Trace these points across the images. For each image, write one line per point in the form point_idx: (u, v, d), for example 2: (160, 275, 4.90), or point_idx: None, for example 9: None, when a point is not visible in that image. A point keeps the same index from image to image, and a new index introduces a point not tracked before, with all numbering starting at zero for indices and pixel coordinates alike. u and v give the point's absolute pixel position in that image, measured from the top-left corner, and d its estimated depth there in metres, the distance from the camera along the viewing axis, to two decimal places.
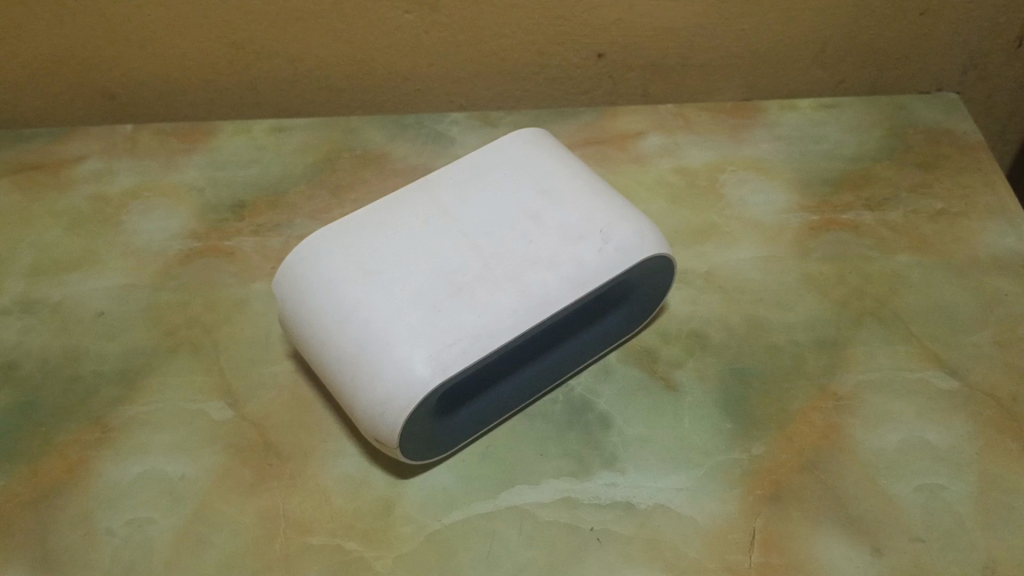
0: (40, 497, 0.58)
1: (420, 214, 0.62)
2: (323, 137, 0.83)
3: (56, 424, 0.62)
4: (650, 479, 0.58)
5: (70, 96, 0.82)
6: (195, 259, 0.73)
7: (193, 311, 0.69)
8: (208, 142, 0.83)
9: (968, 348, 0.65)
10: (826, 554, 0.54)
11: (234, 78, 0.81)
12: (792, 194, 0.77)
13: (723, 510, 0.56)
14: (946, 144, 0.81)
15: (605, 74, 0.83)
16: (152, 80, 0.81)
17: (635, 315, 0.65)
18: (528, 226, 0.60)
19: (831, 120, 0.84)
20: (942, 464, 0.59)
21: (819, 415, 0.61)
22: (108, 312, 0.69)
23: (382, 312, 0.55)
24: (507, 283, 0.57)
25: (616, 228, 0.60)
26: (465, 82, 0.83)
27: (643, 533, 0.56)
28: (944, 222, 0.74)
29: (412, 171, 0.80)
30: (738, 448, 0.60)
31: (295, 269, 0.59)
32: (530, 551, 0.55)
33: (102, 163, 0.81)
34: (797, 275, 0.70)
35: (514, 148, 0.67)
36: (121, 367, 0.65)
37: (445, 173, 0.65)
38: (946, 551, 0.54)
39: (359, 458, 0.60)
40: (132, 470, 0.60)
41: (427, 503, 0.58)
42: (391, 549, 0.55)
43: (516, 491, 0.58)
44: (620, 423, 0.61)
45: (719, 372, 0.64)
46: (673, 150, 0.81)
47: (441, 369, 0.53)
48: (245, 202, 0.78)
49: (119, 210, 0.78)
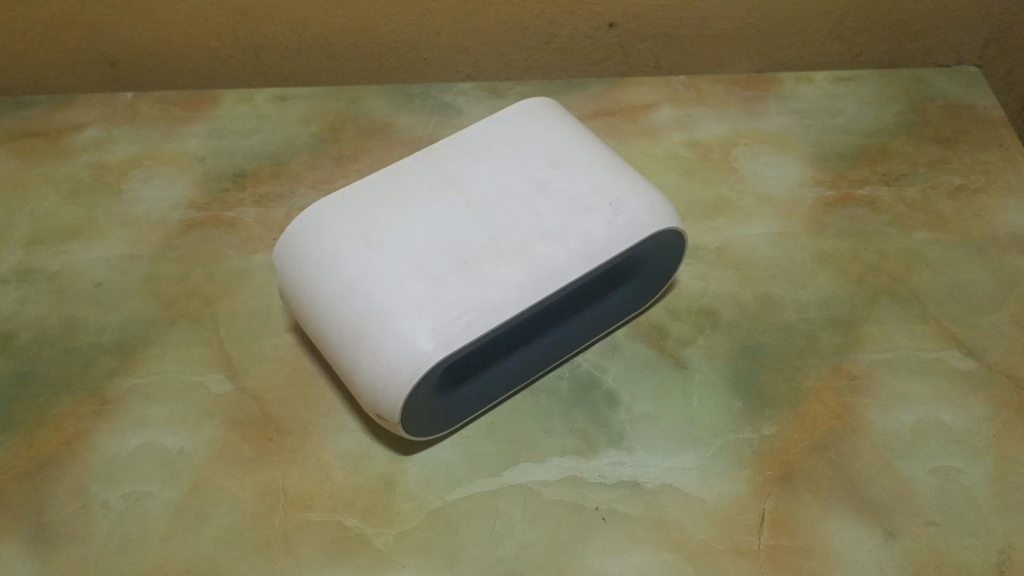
0: (37, 469, 0.57)
1: (425, 184, 0.60)
2: (327, 107, 0.82)
3: (53, 395, 0.61)
4: (657, 458, 0.57)
5: (69, 63, 0.80)
6: (196, 229, 0.72)
7: (194, 281, 0.68)
8: (210, 111, 0.82)
9: (985, 327, 0.63)
10: (837, 537, 0.53)
11: (237, 46, 0.79)
12: (807, 168, 0.75)
13: (733, 490, 0.55)
14: (966, 119, 0.79)
15: (616, 45, 0.81)
16: (153, 47, 0.79)
17: (645, 290, 0.63)
18: (536, 198, 0.59)
19: (848, 94, 0.82)
20: (959, 447, 0.57)
21: (833, 394, 0.60)
22: (107, 283, 0.68)
23: (385, 285, 0.54)
24: (514, 256, 0.55)
25: (627, 201, 0.59)
26: (472, 52, 0.81)
27: (649, 512, 0.54)
28: (964, 198, 0.72)
29: (418, 142, 0.79)
30: (748, 428, 0.58)
31: (296, 240, 0.58)
32: (533, 531, 0.54)
33: (102, 131, 0.80)
34: (812, 251, 0.69)
35: (521, 117, 0.65)
36: (119, 338, 0.64)
37: (450, 142, 0.63)
38: (960, 536, 0.53)
39: (361, 433, 0.59)
40: (130, 443, 0.59)
41: (429, 479, 0.56)
42: (392, 527, 0.54)
43: (520, 468, 0.57)
44: (628, 400, 0.60)
45: (730, 349, 0.63)
46: (686, 123, 0.79)
47: (445, 344, 0.52)
48: (246, 172, 0.76)
49: (120, 178, 0.76)
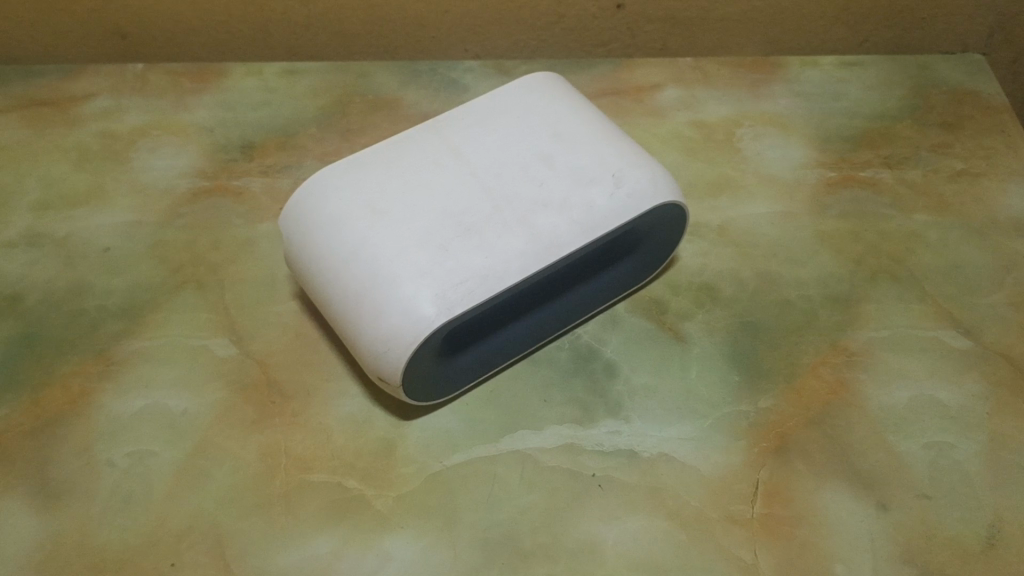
0: (42, 427, 0.58)
1: (431, 153, 0.61)
2: (335, 81, 0.82)
3: (59, 355, 0.62)
4: (653, 429, 0.58)
5: (79, 33, 0.81)
6: (203, 198, 0.73)
7: (200, 248, 0.69)
8: (219, 84, 0.82)
9: (983, 308, 0.64)
10: (830, 509, 0.54)
11: (246, 19, 0.80)
12: (810, 150, 0.76)
13: (727, 461, 0.56)
14: (970, 105, 0.80)
15: (623, 26, 0.81)
16: (163, 19, 0.80)
17: (646, 264, 0.63)
18: (539, 169, 0.59)
19: (853, 79, 0.82)
20: (952, 423, 0.58)
21: (829, 370, 0.60)
22: (114, 248, 0.69)
23: (388, 250, 0.55)
24: (517, 225, 0.56)
25: (629, 173, 0.59)
26: (481, 30, 0.82)
27: (645, 480, 0.55)
28: (965, 182, 0.73)
29: (425, 117, 0.79)
30: (744, 400, 0.59)
31: (301, 206, 0.59)
32: (530, 495, 0.54)
33: (112, 101, 0.81)
34: (813, 230, 0.69)
35: (527, 90, 0.65)
36: (126, 302, 0.65)
37: (456, 113, 0.64)
38: (951, 510, 0.54)
39: (363, 398, 0.59)
40: (134, 403, 0.59)
41: (429, 444, 0.57)
42: (391, 489, 0.55)
43: (519, 436, 0.57)
44: (626, 372, 0.61)
45: (729, 325, 0.63)
46: (690, 104, 0.80)
47: (447, 309, 0.53)
48: (254, 143, 0.77)
49: (129, 147, 0.77)
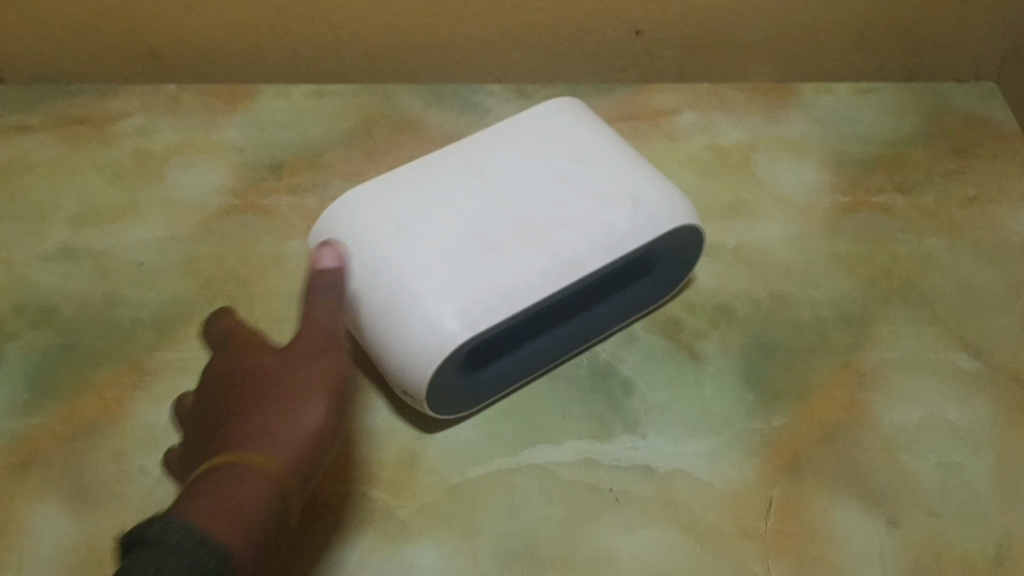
0: (78, 434, 0.60)
1: (455, 174, 0.63)
2: (361, 103, 0.85)
3: (95, 366, 0.64)
4: (670, 444, 0.59)
5: (115, 55, 0.84)
6: (234, 214, 0.75)
7: (230, 263, 0.71)
8: (249, 104, 0.85)
9: (993, 331, 0.65)
10: (841, 525, 0.55)
11: (276, 42, 0.83)
12: (824, 174, 0.77)
13: (741, 477, 0.57)
14: (982, 132, 0.81)
15: (642, 52, 0.84)
16: (197, 41, 0.83)
17: (663, 283, 0.65)
18: (560, 190, 0.61)
19: (867, 105, 0.84)
20: (962, 443, 0.59)
21: (841, 389, 0.62)
22: (147, 262, 0.71)
23: (413, 267, 0.57)
24: (538, 244, 0.58)
25: (647, 196, 0.61)
26: (503, 55, 0.84)
27: (660, 494, 0.57)
28: (977, 207, 0.74)
29: (449, 139, 0.82)
30: (758, 418, 0.60)
31: (329, 224, 0.61)
32: (549, 508, 0.56)
33: (146, 119, 0.84)
34: (827, 252, 0.71)
35: (549, 114, 0.68)
36: (159, 315, 0.67)
37: (481, 136, 0.66)
38: (960, 528, 0.55)
39: (387, 411, 0.61)
40: (167, 413, 0.61)
41: (450, 456, 0.59)
42: (414, 499, 0.57)
43: (538, 449, 0.59)
44: (643, 389, 0.62)
45: (744, 344, 0.65)
46: (707, 128, 0.82)
47: (469, 324, 0.54)
48: (282, 161, 0.79)
49: (162, 164, 0.79)
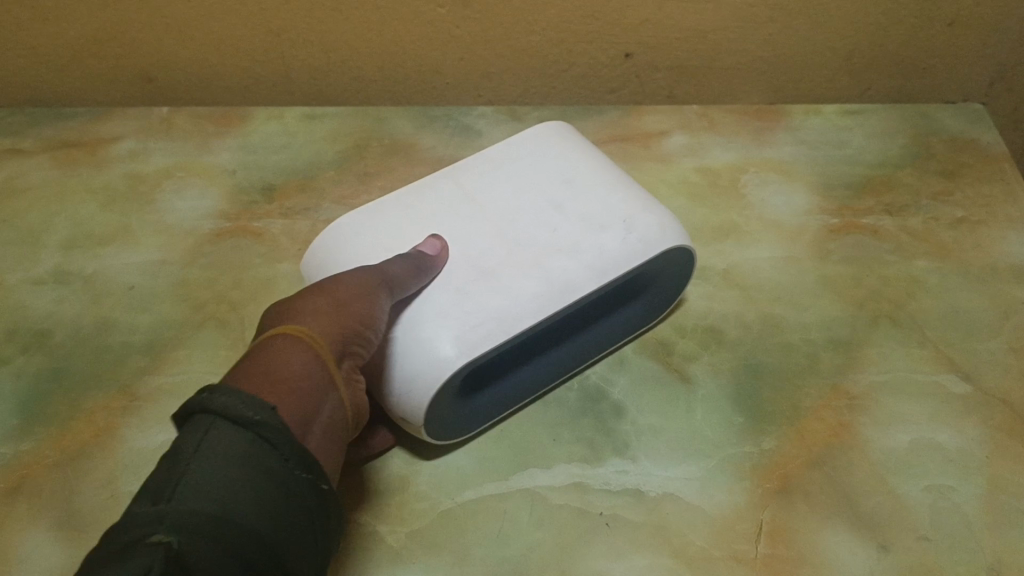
0: (67, 460, 0.60)
1: (447, 201, 0.63)
2: (353, 125, 0.85)
3: (85, 391, 0.64)
4: (660, 468, 0.59)
5: (109, 78, 0.84)
6: (225, 238, 0.75)
7: (222, 287, 0.71)
8: (241, 127, 0.86)
9: (982, 353, 0.66)
10: (833, 549, 0.55)
11: (269, 66, 0.83)
12: (813, 196, 0.78)
13: (732, 501, 0.57)
14: (970, 153, 0.82)
15: (632, 74, 0.84)
16: (190, 65, 0.83)
17: (654, 307, 0.66)
18: (552, 215, 0.62)
19: (855, 127, 0.85)
20: (952, 466, 0.59)
21: (831, 412, 0.62)
22: (138, 287, 0.71)
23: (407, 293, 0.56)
24: (532, 268, 0.58)
25: (639, 219, 0.61)
26: (495, 78, 0.85)
27: (650, 519, 0.56)
28: (965, 229, 0.75)
29: (440, 162, 0.82)
30: (748, 441, 0.60)
31: (322, 253, 0.61)
32: (539, 532, 0.56)
33: (139, 143, 0.84)
34: (817, 275, 0.71)
35: (539, 141, 0.68)
36: (150, 339, 0.67)
37: (471, 164, 0.67)
38: (951, 552, 0.55)
39: None
40: (157, 438, 0.61)
41: (441, 482, 0.59)
42: (404, 525, 0.56)
43: (528, 474, 0.59)
44: (634, 412, 0.63)
45: (734, 367, 0.65)
46: (697, 150, 0.82)
47: (468, 350, 0.54)
48: (274, 184, 0.80)
49: (154, 188, 0.80)
